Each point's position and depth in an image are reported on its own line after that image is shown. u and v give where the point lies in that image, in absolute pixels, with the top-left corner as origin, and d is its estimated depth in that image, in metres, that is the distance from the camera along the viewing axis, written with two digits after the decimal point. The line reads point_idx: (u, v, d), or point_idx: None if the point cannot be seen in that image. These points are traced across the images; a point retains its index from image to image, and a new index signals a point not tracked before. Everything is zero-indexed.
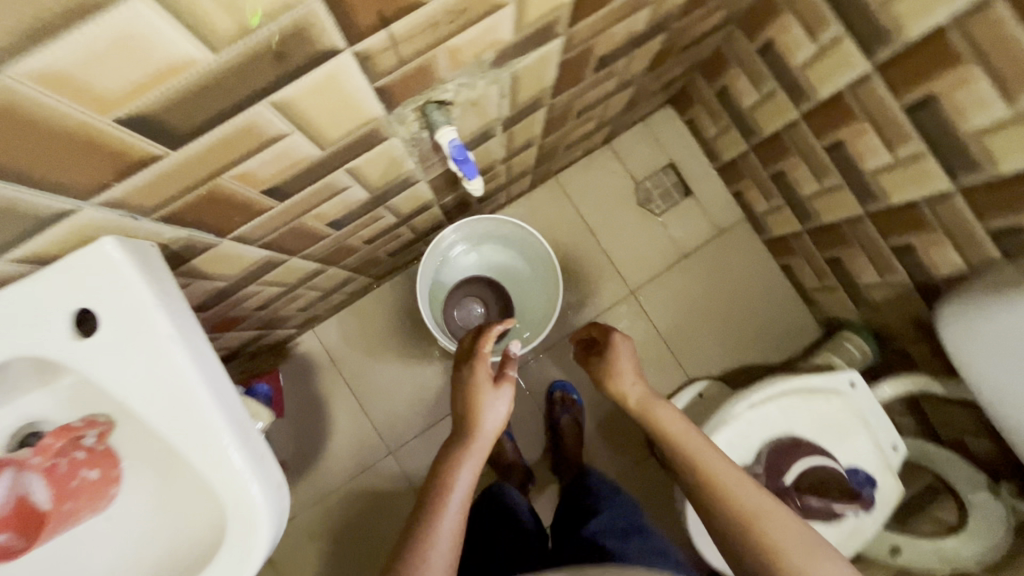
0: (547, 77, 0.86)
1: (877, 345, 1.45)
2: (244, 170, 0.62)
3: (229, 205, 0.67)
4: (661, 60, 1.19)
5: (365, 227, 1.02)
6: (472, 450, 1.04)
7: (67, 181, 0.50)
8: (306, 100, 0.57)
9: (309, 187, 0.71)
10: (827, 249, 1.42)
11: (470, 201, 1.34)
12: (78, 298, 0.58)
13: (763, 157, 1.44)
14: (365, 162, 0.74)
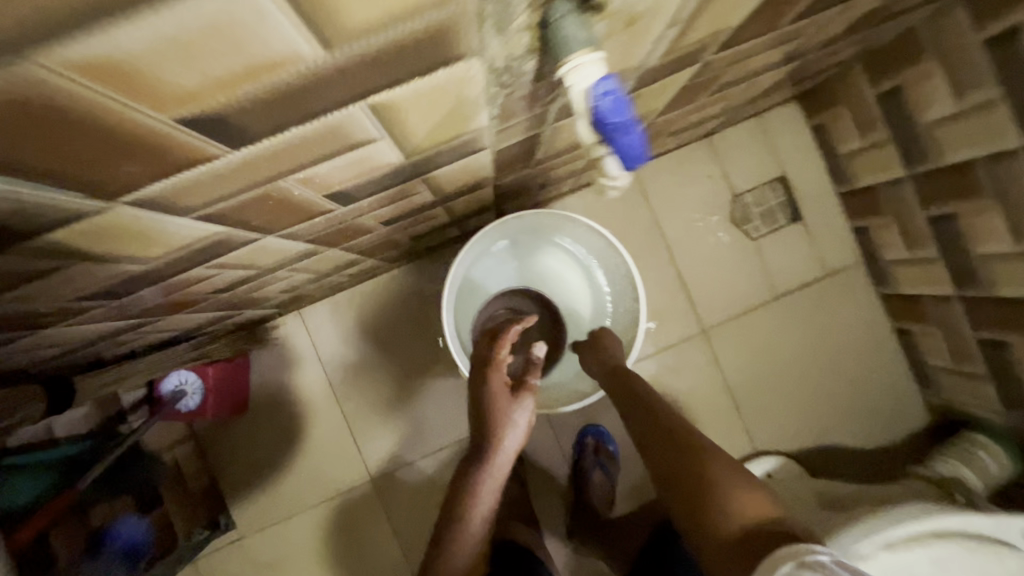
0: (741, 8, 0.49)
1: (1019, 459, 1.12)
2: (121, 62, 0.22)
3: (112, 142, 0.29)
4: (844, 32, 0.81)
5: (387, 204, 0.67)
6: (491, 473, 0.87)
7: None
8: None
9: (297, 130, 0.35)
10: (986, 329, 1.06)
11: (530, 186, 0.98)
12: None
13: (925, 193, 1.07)
14: (411, 100, 0.38)
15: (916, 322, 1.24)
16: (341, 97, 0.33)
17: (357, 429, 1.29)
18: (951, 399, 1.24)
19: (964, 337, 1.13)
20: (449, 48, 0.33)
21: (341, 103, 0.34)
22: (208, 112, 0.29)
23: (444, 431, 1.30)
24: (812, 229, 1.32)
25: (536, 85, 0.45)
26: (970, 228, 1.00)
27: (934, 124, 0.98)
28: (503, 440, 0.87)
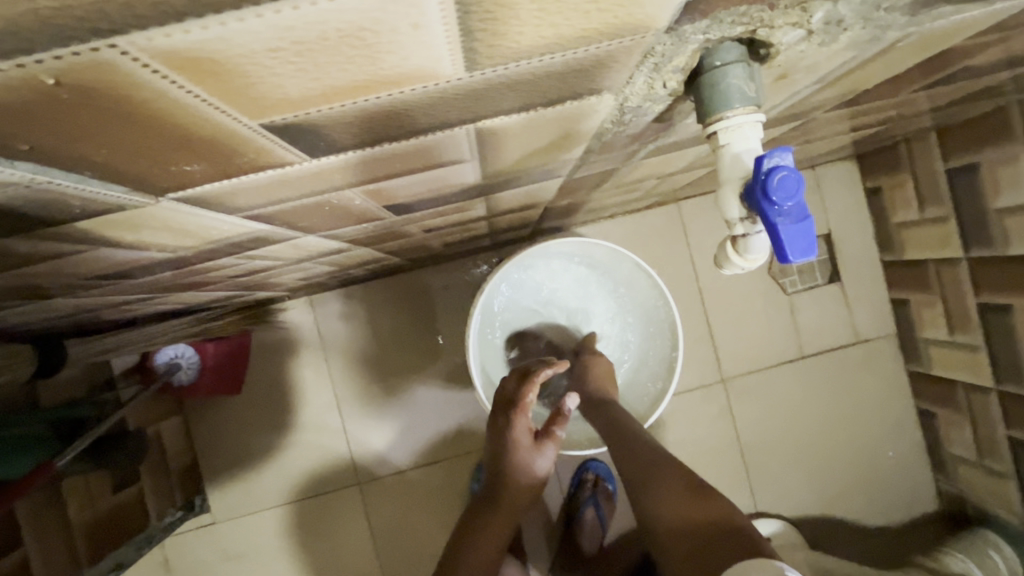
0: (883, 72, 0.43)
1: None
2: (232, 63, 0.17)
3: (182, 144, 0.23)
4: (942, 104, 0.76)
5: (438, 216, 0.61)
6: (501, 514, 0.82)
7: None
8: None
9: (391, 144, 0.29)
10: (1018, 430, 1.02)
11: (577, 209, 0.92)
12: None
13: (979, 279, 1.02)
14: (521, 127, 0.32)
15: (942, 407, 1.19)
16: (449, 118, 0.28)
17: (347, 428, 1.23)
18: (965, 491, 1.19)
19: (993, 432, 1.07)
20: (591, 83, 0.27)
21: (444, 124, 0.28)
22: (299, 121, 0.23)
23: (438, 444, 1.24)
24: (849, 293, 1.27)
25: (651, 125, 0.39)
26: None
27: (1008, 211, 0.93)
28: (519, 485, 0.82)
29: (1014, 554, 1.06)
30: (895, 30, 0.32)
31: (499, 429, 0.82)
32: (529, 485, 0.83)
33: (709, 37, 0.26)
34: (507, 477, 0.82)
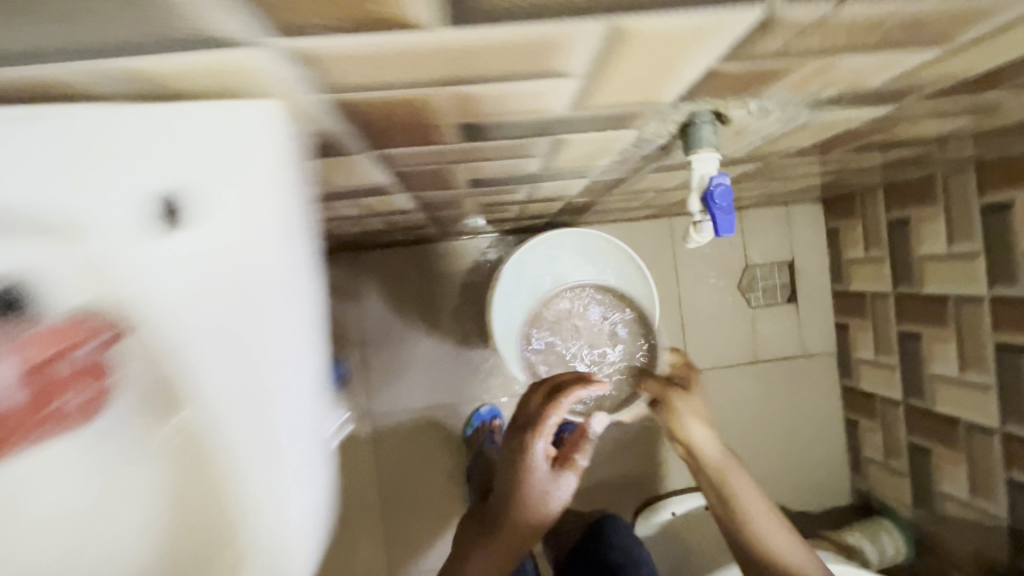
0: (812, 139, 0.66)
1: (913, 548, 1.31)
2: (475, 93, 0.37)
3: (409, 124, 0.44)
4: (879, 166, 0.99)
5: (491, 193, 0.82)
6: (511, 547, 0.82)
7: (264, 6, 0.24)
8: (643, 45, 0.32)
9: (505, 140, 0.50)
10: (917, 436, 1.26)
11: (588, 208, 1.14)
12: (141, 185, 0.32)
13: (903, 311, 1.26)
14: (580, 140, 0.53)
15: (864, 416, 1.43)
16: (546, 129, 0.49)
17: (357, 376, 1.40)
18: (873, 488, 1.43)
19: (898, 438, 1.32)
20: (628, 121, 0.48)
21: (541, 132, 0.50)
22: (477, 121, 0.44)
23: (438, 394, 1.44)
24: (802, 312, 1.51)
25: (657, 149, 0.60)
26: (931, 349, 1.19)
27: (928, 258, 1.17)
28: (534, 515, 0.82)
29: (900, 536, 1.31)
30: (806, 116, 0.54)
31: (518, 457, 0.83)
32: (540, 518, 0.82)
33: (695, 107, 0.47)
34: (524, 509, 0.81)
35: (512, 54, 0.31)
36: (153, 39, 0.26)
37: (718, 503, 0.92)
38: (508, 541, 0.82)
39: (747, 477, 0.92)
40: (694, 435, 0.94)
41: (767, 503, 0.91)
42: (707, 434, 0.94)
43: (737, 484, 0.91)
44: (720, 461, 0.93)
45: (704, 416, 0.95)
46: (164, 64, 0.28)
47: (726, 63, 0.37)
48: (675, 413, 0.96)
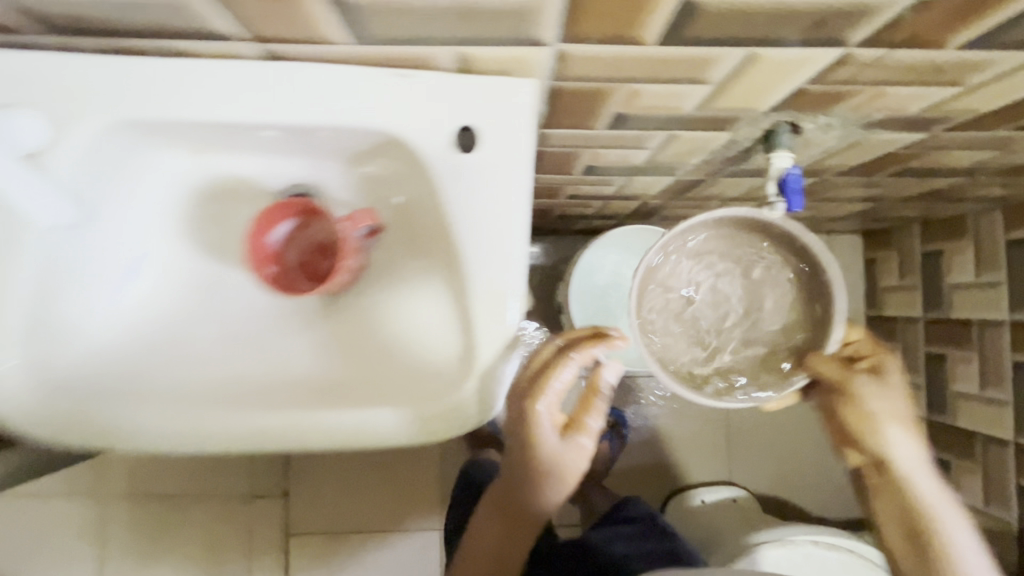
0: (860, 157, 0.84)
1: None
2: (643, 91, 0.57)
3: (581, 110, 0.64)
4: (916, 197, 1.16)
5: (588, 184, 1.01)
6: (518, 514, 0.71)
7: (573, 26, 0.44)
8: (766, 66, 0.52)
9: (635, 131, 0.70)
10: (940, 449, 1.38)
11: (654, 213, 1.32)
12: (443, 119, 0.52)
13: (930, 335, 1.39)
14: (687, 138, 0.73)
15: None
16: (668, 125, 0.68)
17: None
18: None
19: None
20: (729, 123, 0.68)
21: (663, 128, 0.69)
22: (628, 113, 0.64)
23: None
24: None
25: (739, 153, 0.79)
26: (955, 369, 1.32)
27: (957, 286, 1.31)
28: (540, 491, 0.68)
29: None
30: (859, 134, 0.72)
31: (512, 428, 0.65)
32: (546, 492, 0.68)
33: (779, 117, 0.66)
34: (527, 483, 0.68)
35: (683, 64, 0.51)
36: (496, 38, 0.47)
37: (898, 523, 0.69)
38: (512, 517, 0.71)
39: (947, 496, 0.69)
40: (887, 435, 0.68)
41: (977, 535, 0.67)
42: (903, 436, 0.69)
43: (933, 501, 0.68)
44: (914, 471, 0.69)
45: (905, 413, 0.69)
46: (487, 52, 0.49)
47: (812, 85, 0.56)
48: (858, 402, 0.68)
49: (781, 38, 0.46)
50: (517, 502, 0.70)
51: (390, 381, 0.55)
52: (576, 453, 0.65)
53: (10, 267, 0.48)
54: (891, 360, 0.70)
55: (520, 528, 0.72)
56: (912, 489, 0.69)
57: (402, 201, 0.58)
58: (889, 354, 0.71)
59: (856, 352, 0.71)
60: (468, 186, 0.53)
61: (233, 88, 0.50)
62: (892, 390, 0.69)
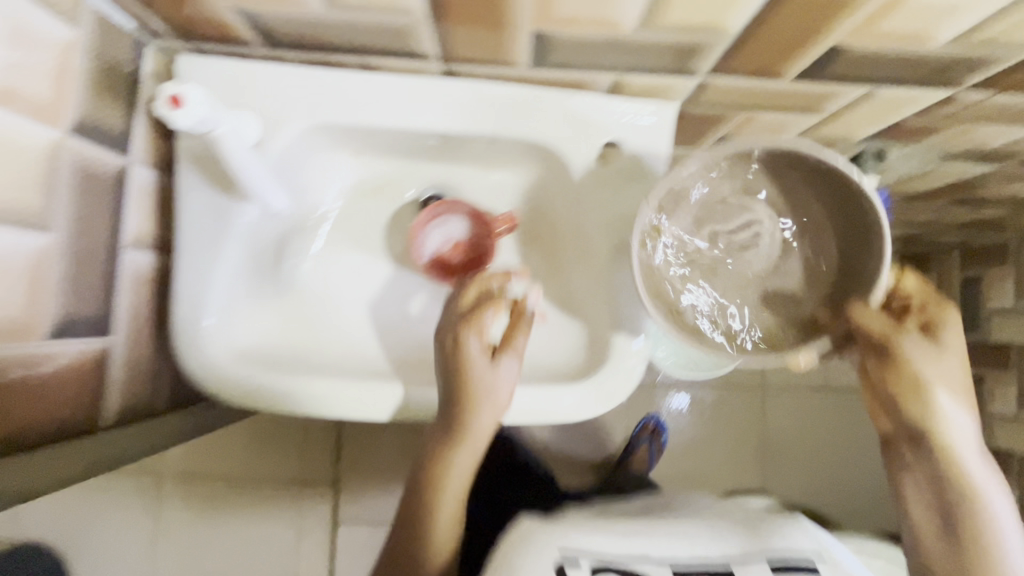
0: (929, 184, 0.90)
1: None
2: (758, 116, 0.64)
3: (692, 130, 0.70)
4: (965, 223, 1.21)
5: None
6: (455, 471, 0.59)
7: (727, 60, 0.51)
8: (879, 99, 0.58)
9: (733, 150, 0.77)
10: None
11: None
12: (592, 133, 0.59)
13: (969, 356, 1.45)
14: None
15: None
16: None
17: None
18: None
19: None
20: (821, 148, 0.74)
21: None
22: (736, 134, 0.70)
23: None
24: None
25: None
26: (994, 390, 1.38)
27: (998, 312, 1.36)
28: (447, 456, 0.58)
29: None
30: (937, 163, 0.79)
31: (442, 359, 0.57)
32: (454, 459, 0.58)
33: (867, 145, 0.73)
34: (440, 443, 0.58)
35: (806, 96, 0.58)
36: (653, 67, 0.54)
37: (928, 505, 0.55)
38: (416, 491, 0.60)
39: (1002, 487, 0.55)
40: (937, 399, 0.55)
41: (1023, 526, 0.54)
42: (956, 403, 0.55)
43: (979, 479, 0.54)
44: (958, 439, 0.55)
45: (965, 384, 0.55)
46: (639, 78, 0.56)
47: (912, 118, 0.63)
48: (906, 367, 0.55)
49: (902, 79, 0.53)
50: (421, 468, 0.60)
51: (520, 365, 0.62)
52: (502, 380, 0.56)
53: (223, 249, 0.56)
54: (942, 314, 0.56)
55: (422, 509, 0.60)
56: (950, 456, 0.54)
57: (542, 207, 0.65)
58: (945, 303, 0.56)
59: (906, 306, 0.56)
60: (610, 197, 0.61)
61: (414, 104, 0.57)
62: (950, 351, 0.55)
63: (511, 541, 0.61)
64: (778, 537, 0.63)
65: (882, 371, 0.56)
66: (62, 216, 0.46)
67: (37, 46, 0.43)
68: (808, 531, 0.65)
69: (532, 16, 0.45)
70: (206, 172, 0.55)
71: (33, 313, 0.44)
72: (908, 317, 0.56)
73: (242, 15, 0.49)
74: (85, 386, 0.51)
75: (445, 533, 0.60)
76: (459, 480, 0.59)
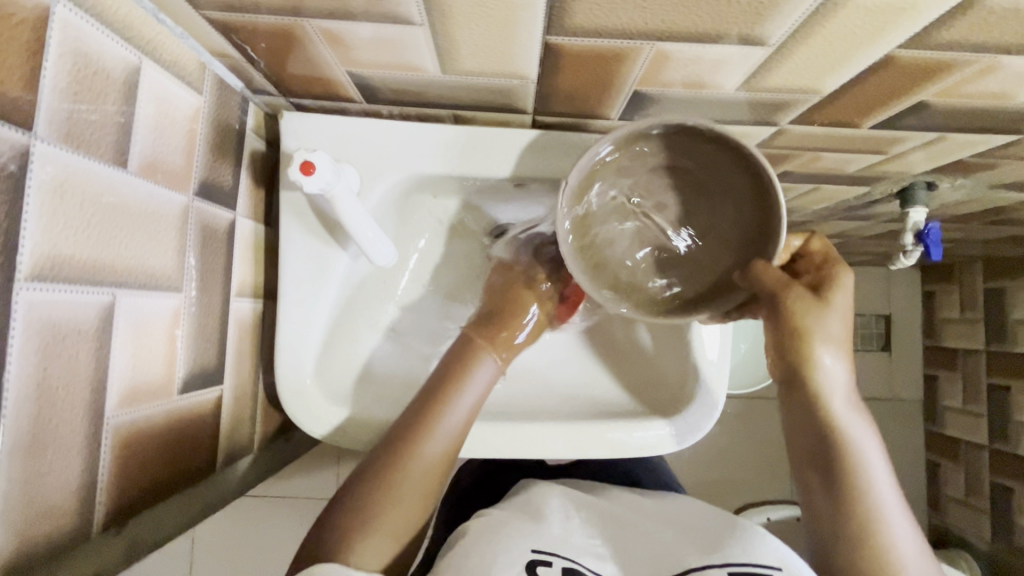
0: (975, 208, 0.92)
1: None
2: (823, 154, 0.67)
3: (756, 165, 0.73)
4: (995, 240, 1.22)
5: None
6: (435, 406, 0.54)
7: (811, 113, 0.54)
8: (945, 142, 0.61)
9: (790, 181, 0.79)
10: (997, 474, 1.35)
11: None
12: None
13: (992, 363, 1.37)
14: (830, 188, 0.82)
15: (945, 459, 1.51)
16: (822, 179, 0.77)
17: None
18: (951, 523, 1.49)
19: (981, 479, 1.40)
20: (877, 179, 0.77)
21: (816, 180, 0.78)
22: (797, 168, 0.73)
23: None
24: (893, 361, 1.60)
25: (866, 200, 0.88)
26: (1019, 402, 1.29)
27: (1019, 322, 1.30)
28: (470, 369, 0.57)
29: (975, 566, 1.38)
30: (986, 191, 0.81)
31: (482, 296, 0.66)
32: (475, 373, 0.57)
33: (920, 177, 0.76)
34: (460, 355, 0.58)
35: (877, 141, 0.61)
36: (737, 119, 0.56)
37: (804, 452, 0.54)
38: (409, 414, 0.54)
39: (879, 447, 0.53)
40: (823, 352, 0.52)
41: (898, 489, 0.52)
42: (837, 356, 0.53)
43: (842, 418, 0.52)
44: (839, 392, 0.53)
45: (845, 339, 0.53)
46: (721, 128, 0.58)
47: (972, 156, 0.65)
48: (793, 318, 0.52)
49: (977, 127, 0.55)
50: (427, 386, 0.56)
51: (583, 406, 0.64)
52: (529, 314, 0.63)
53: (324, 297, 0.58)
54: (835, 277, 0.54)
55: (414, 432, 0.53)
56: (828, 406, 0.52)
57: None
58: (840, 265, 0.54)
59: (805, 265, 0.57)
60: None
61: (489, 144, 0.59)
62: (839, 307, 0.53)
63: (467, 541, 0.52)
64: (734, 546, 0.50)
65: (776, 321, 0.53)
66: (191, 275, 0.48)
67: (176, 119, 0.45)
68: (773, 542, 0.51)
69: (638, 80, 0.48)
70: (308, 224, 0.57)
71: (173, 371, 0.46)
72: (808, 278, 0.55)
73: (354, 79, 0.51)
74: (204, 434, 0.52)
75: (422, 478, 0.52)
76: (465, 406, 0.55)
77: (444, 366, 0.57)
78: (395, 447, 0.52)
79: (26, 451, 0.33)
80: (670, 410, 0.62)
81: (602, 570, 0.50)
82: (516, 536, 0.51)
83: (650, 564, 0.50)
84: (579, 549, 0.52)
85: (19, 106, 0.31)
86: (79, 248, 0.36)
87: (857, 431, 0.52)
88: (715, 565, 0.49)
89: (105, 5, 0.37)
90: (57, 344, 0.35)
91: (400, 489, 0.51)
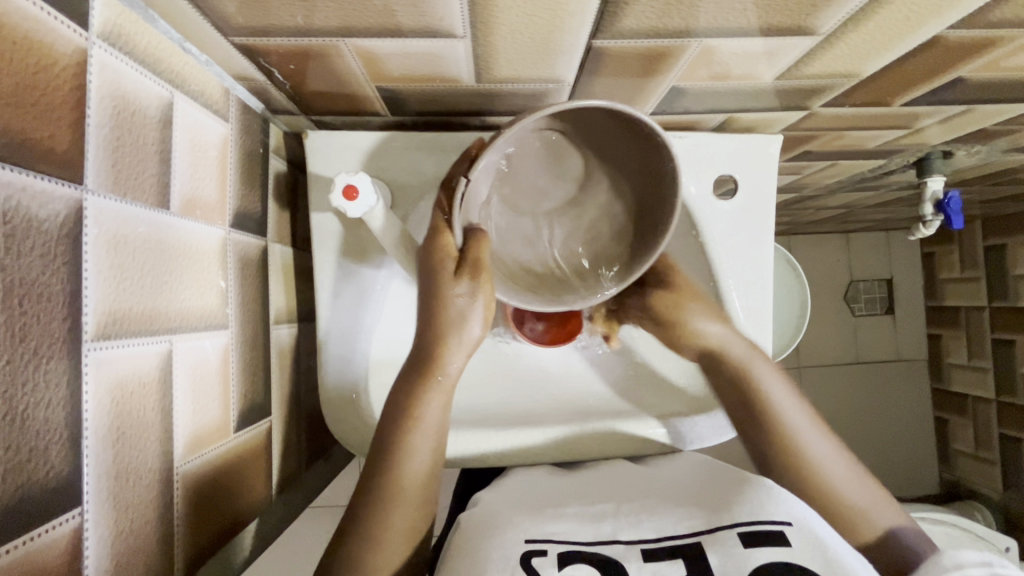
0: (988, 171, 0.91)
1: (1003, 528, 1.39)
2: (849, 133, 0.66)
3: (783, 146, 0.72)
4: (997, 200, 1.22)
5: None
6: (395, 475, 0.47)
7: (846, 95, 0.53)
8: (970, 114, 0.61)
9: (811, 159, 0.78)
10: (1008, 425, 1.36)
11: None
12: (716, 168, 0.61)
13: (996, 319, 1.38)
14: (850, 162, 0.81)
15: (954, 415, 1.53)
16: (843, 155, 0.76)
17: None
18: (962, 476, 1.51)
19: (989, 432, 1.42)
20: (896, 152, 0.77)
21: (838, 156, 0.77)
22: (820, 147, 0.72)
23: None
24: (899, 324, 1.61)
25: (885, 171, 0.87)
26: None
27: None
28: (406, 446, 0.48)
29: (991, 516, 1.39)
30: (998, 155, 0.81)
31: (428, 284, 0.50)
32: (423, 411, 0.49)
33: (937, 147, 0.76)
34: (408, 390, 0.49)
35: (903, 117, 0.60)
36: (771, 105, 0.56)
37: (742, 409, 0.55)
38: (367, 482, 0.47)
39: (785, 382, 0.56)
40: (697, 325, 0.57)
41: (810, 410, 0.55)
42: (713, 319, 0.58)
43: (756, 371, 0.56)
44: (730, 342, 0.57)
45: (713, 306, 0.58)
46: (754, 115, 0.58)
47: (995, 124, 0.65)
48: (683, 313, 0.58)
49: (1001, 98, 0.55)
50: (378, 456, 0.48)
51: (627, 405, 0.64)
52: (459, 300, 0.49)
53: (362, 318, 0.57)
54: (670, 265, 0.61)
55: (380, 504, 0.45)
56: (730, 359, 0.56)
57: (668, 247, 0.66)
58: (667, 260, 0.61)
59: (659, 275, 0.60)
60: (731, 233, 0.63)
61: None
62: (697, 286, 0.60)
63: (467, 532, 0.47)
64: (741, 504, 0.45)
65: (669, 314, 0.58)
66: (233, 308, 0.47)
67: (207, 150, 0.43)
68: (779, 493, 0.46)
69: (677, 77, 0.47)
70: (340, 245, 0.56)
71: (228, 410, 0.45)
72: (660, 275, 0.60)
73: (381, 93, 0.49)
74: (259, 465, 0.52)
75: (401, 526, 0.46)
76: (432, 431, 0.49)
77: (393, 411, 0.49)
78: (372, 525, 0.45)
79: (112, 510, 0.32)
80: (675, 411, 0.63)
81: (603, 537, 0.44)
82: (514, 520, 0.46)
83: (658, 526, 0.44)
84: (581, 521, 0.46)
85: (71, 160, 0.30)
86: (134, 300, 0.34)
87: (767, 380, 0.56)
88: (725, 525, 0.43)
89: (134, 40, 0.35)
90: (126, 401, 0.33)
91: (394, 538, 0.45)
